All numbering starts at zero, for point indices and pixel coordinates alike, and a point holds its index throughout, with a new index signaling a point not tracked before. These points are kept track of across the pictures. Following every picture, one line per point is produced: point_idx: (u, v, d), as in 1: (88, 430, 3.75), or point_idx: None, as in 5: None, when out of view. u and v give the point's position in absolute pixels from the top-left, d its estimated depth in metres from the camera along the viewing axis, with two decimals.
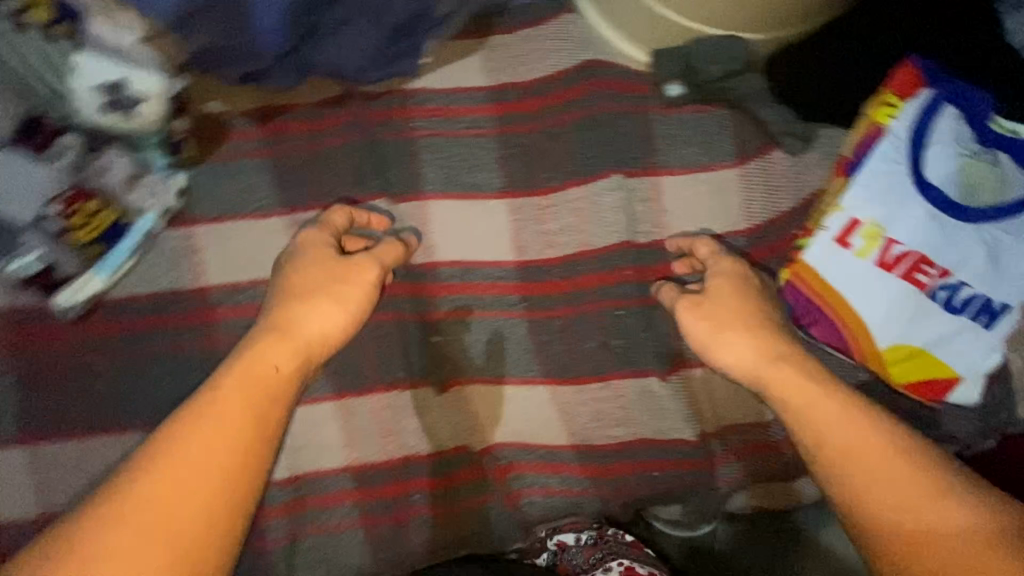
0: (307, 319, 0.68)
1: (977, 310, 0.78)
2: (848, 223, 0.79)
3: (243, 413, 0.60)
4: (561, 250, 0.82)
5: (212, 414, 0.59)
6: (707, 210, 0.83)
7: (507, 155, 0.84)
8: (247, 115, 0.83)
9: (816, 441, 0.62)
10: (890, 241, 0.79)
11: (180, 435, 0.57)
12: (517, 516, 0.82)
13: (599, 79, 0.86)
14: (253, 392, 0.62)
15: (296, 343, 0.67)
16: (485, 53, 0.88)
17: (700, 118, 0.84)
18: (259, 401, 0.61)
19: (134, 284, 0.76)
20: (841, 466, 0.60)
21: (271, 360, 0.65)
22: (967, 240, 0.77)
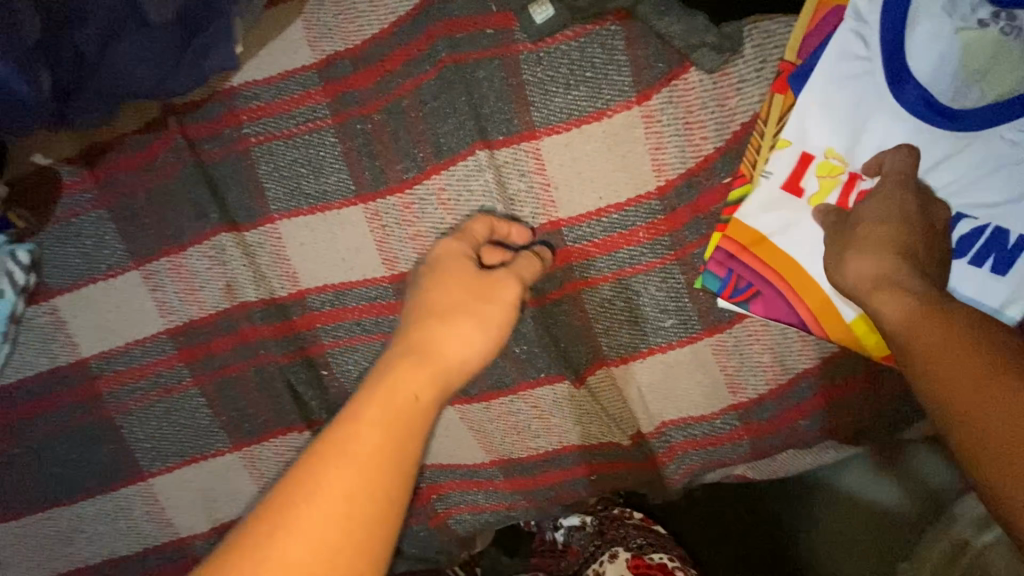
0: (448, 343, 0.52)
1: (984, 251, 0.56)
2: (795, 160, 0.59)
3: (384, 445, 0.43)
4: None
5: (360, 437, 0.43)
6: (605, 172, 0.64)
7: (352, 150, 0.69)
8: (73, 162, 0.74)
9: (967, 434, 0.38)
10: (854, 175, 0.58)
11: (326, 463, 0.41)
12: (452, 531, 0.79)
13: (442, 20, 0.66)
14: (405, 417, 0.45)
15: (429, 366, 0.49)
16: (306, 17, 0.70)
17: (579, 48, 0.63)
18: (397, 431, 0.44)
19: (17, 370, 0.75)
20: (1011, 477, 0.36)
21: (408, 385, 0.47)
22: (965, 155, 0.55)
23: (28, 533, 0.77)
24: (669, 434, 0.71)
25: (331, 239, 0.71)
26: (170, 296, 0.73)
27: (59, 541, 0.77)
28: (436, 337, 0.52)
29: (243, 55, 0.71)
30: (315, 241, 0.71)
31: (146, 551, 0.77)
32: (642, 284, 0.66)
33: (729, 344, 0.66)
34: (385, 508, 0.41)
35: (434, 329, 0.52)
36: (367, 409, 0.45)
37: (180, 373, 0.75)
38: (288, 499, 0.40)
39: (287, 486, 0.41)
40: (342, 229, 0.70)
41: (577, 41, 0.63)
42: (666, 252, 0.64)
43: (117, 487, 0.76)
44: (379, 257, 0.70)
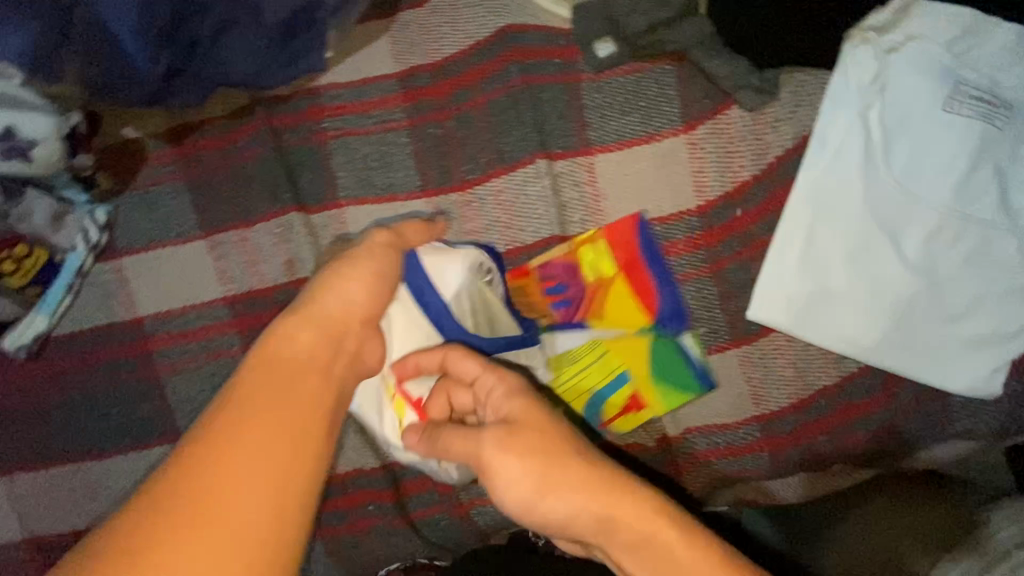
0: (334, 297, 0.57)
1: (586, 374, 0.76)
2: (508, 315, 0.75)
3: (313, 395, 0.49)
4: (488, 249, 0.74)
5: (255, 395, 0.47)
6: (652, 188, 0.71)
7: (422, 150, 0.76)
8: (160, 138, 0.82)
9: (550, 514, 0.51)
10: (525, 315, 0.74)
11: (235, 409, 0.46)
12: (471, 526, 0.78)
13: (517, 47, 0.75)
14: (302, 369, 0.50)
15: (321, 340, 0.53)
16: (393, 35, 0.79)
17: (635, 81, 0.72)
18: (307, 422, 0.47)
19: (76, 321, 0.78)
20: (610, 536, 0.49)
21: (288, 339, 0.52)
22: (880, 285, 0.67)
23: (53, 483, 0.77)
24: (693, 441, 0.74)
25: (393, 227, 0.77)
26: (234, 266, 0.78)
27: (82, 496, 0.77)
28: (329, 309, 0.56)
29: (331, 60, 0.80)
30: (377, 228, 0.77)
31: None
32: (679, 292, 0.71)
33: (754, 357, 0.71)
34: (295, 493, 0.43)
35: (319, 303, 0.56)
36: (249, 377, 0.48)
37: (230, 340, 0.78)
38: (190, 486, 0.41)
39: (234, 432, 0.44)
40: (404, 219, 0.77)
41: (634, 76, 0.72)
42: (702, 265, 0.71)
43: (150, 446, 0.78)
44: None
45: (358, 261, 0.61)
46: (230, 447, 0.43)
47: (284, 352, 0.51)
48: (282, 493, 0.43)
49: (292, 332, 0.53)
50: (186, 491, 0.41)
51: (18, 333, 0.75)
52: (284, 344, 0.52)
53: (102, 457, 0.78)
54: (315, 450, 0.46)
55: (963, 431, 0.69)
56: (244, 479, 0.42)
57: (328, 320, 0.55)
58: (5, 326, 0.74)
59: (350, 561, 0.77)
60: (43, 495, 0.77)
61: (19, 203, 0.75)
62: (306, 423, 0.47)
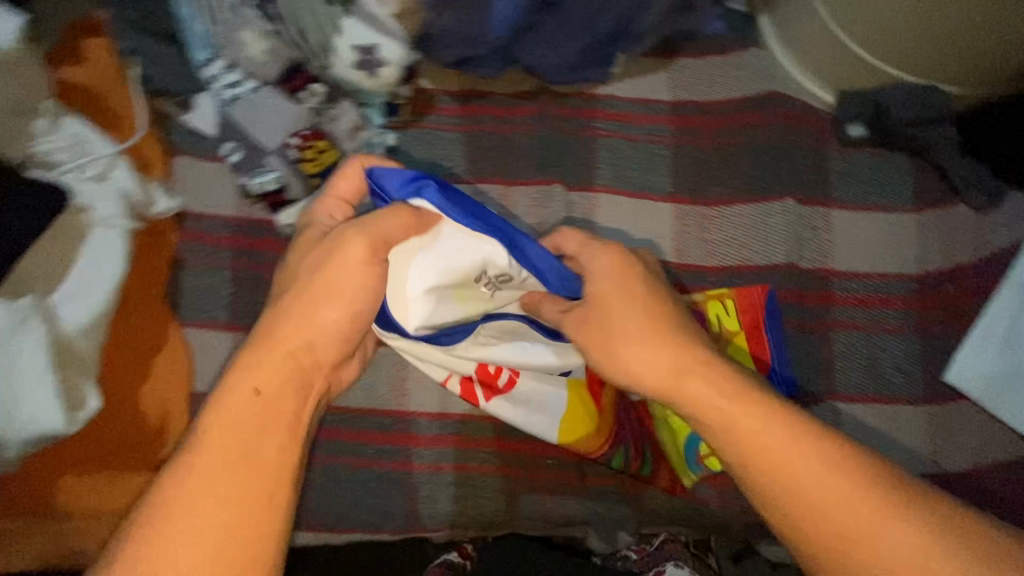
0: (294, 307, 0.58)
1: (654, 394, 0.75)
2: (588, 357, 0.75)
3: (274, 451, 0.54)
4: (722, 260, 0.84)
5: (218, 437, 0.53)
6: (878, 249, 0.83)
7: (680, 165, 0.89)
8: (450, 94, 0.94)
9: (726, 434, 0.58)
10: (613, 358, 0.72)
11: (178, 490, 0.51)
12: (637, 504, 0.83)
13: (779, 109, 0.90)
14: (263, 429, 0.54)
15: (295, 364, 0.57)
16: (671, 72, 0.94)
17: (878, 162, 0.86)
18: (264, 420, 0.55)
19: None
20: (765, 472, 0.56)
21: (246, 395, 0.55)
22: None
23: None
24: None
25: (639, 220, 0.87)
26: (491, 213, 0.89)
27: None
28: (270, 340, 0.57)
29: (615, 76, 0.94)
30: (625, 216, 0.88)
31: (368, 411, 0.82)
32: (888, 342, 0.81)
33: (941, 417, 0.79)
34: (264, 521, 0.52)
35: (294, 327, 0.58)
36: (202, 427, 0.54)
37: None
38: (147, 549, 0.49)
39: (163, 507, 0.50)
40: (652, 216, 0.87)
41: (875, 158, 0.87)
42: (911, 323, 0.81)
43: None
44: (672, 246, 0.86)
45: (319, 273, 0.58)
46: (172, 501, 0.50)
47: (233, 397, 0.55)
48: (235, 521, 0.51)
49: (252, 382, 0.56)
50: (141, 538, 0.49)
51: (292, 212, 0.84)
52: (230, 395, 0.55)
53: None
54: (260, 489, 0.52)
55: None
56: (195, 487, 0.51)
57: (303, 338, 0.58)
58: (288, 202, 0.83)
59: (521, 506, 0.81)
60: None
61: (335, 108, 0.85)
62: (244, 471, 0.53)
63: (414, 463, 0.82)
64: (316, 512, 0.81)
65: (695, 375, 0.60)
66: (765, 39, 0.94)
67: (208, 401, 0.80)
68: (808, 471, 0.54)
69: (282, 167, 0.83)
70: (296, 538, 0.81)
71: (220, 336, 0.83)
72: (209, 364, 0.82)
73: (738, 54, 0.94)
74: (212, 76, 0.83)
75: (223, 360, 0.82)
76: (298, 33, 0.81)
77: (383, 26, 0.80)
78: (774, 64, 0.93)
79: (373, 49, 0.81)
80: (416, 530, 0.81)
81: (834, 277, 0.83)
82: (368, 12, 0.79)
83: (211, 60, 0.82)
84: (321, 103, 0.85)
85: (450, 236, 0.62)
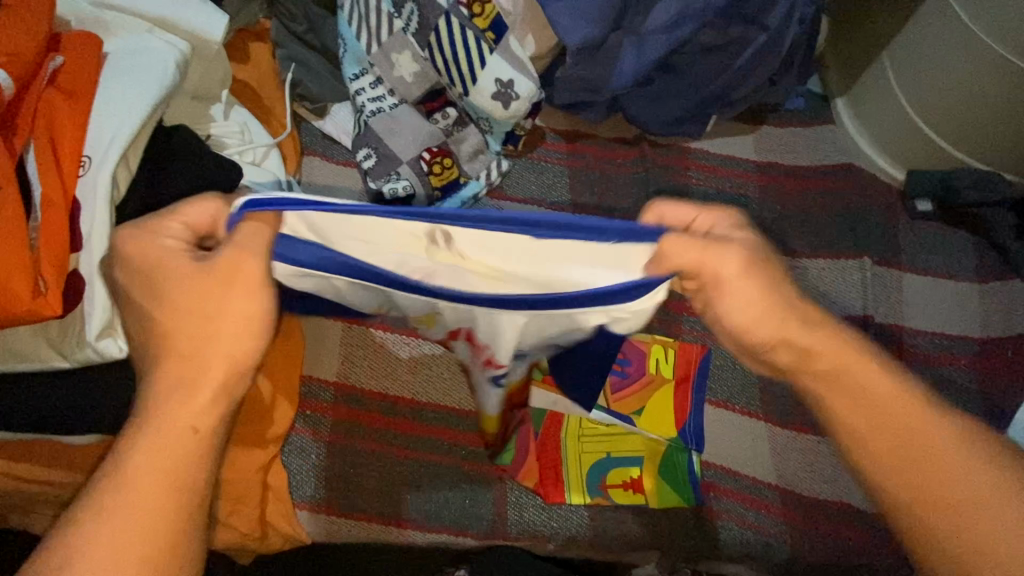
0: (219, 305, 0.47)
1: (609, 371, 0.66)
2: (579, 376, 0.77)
3: (174, 458, 0.45)
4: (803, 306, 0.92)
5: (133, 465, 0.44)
6: (943, 311, 0.92)
7: (766, 217, 0.98)
8: (558, 133, 1.05)
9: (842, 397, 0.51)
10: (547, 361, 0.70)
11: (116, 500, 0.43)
12: (711, 536, 0.84)
13: (854, 179, 1.01)
14: (181, 447, 0.45)
15: (185, 372, 0.47)
16: (755, 136, 1.06)
17: (945, 234, 0.96)
18: (184, 447, 0.45)
19: None
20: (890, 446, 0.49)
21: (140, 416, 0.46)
22: None
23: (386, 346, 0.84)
24: None
25: None
26: None
27: (402, 367, 0.84)
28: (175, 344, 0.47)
29: (706, 134, 1.05)
30: None
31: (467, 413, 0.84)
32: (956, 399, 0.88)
33: None
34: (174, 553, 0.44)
35: (181, 323, 0.47)
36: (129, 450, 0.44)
37: None
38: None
39: (82, 523, 0.42)
40: None
41: (941, 232, 0.96)
42: (975, 384, 0.88)
43: None
44: None
45: (224, 283, 0.46)
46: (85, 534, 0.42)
47: (169, 410, 0.46)
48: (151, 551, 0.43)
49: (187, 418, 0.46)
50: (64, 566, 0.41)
51: None
52: (161, 389, 0.46)
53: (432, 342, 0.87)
54: (174, 519, 0.44)
55: None
56: (114, 509, 0.43)
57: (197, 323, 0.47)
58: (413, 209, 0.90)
59: (601, 523, 0.83)
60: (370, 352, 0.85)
61: (464, 131, 0.94)
62: (147, 514, 0.43)
63: (504, 471, 0.83)
64: (372, 505, 0.79)
65: (834, 334, 0.52)
66: (841, 118, 1.06)
67: (314, 386, 0.82)
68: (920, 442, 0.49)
69: (413, 176, 0.90)
70: (368, 534, 0.78)
71: (335, 325, 0.84)
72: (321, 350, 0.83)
73: (817, 127, 1.06)
74: (359, 89, 0.92)
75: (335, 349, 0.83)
76: (446, 62, 0.90)
77: (522, 66, 0.90)
78: (849, 140, 1.04)
79: (510, 84, 0.90)
80: (499, 538, 0.80)
81: (905, 331, 0.91)
82: (512, 52, 0.89)
83: (362, 74, 0.91)
84: (452, 125, 0.94)
85: (321, 233, 0.48)
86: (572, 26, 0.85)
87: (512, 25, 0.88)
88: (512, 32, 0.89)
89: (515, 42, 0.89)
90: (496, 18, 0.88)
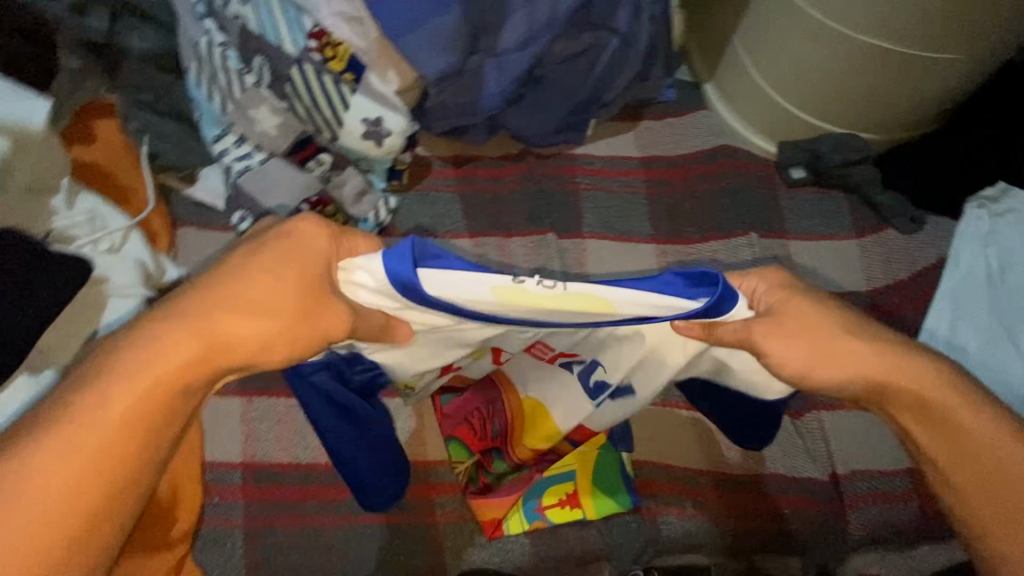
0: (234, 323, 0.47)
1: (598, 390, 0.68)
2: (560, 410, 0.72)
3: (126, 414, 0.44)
4: None
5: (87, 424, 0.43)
6: (831, 271, 0.96)
7: (655, 211, 1.01)
8: (443, 160, 1.04)
9: (943, 432, 0.57)
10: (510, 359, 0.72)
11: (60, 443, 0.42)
12: (653, 533, 0.84)
13: (732, 159, 1.05)
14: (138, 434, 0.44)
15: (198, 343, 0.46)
16: (636, 132, 1.09)
17: (820, 198, 1.01)
18: (152, 421, 0.45)
19: None
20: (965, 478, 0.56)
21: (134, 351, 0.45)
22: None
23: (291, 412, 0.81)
24: (858, 483, 0.88)
25: (626, 261, 0.98)
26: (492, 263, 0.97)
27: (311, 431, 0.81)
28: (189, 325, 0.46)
29: (589, 137, 1.07)
30: (612, 257, 0.98)
31: None
32: None
33: None
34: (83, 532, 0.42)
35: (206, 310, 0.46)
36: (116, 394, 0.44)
37: None
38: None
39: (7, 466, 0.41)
40: (635, 256, 0.98)
41: (817, 195, 1.01)
42: None
43: (390, 395, 0.84)
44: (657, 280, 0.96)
45: (295, 293, 0.48)
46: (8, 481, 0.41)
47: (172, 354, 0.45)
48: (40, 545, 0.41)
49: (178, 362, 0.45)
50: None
51: None
52: (162, 352, 0.45)
53: None
54: (98, 503, 0.43)
55: None
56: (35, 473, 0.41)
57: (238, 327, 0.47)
58: None
59: (545, 545, 0.82)
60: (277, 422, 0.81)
61: (342, 175, 0.92)
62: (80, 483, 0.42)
63: (436, 515, 0.81)
64: None
65: (878, 347, 0.56)
66: (712, 102, 1.10)
67: (221, 470, 0.78)
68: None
69: None
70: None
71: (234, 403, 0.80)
72: (221, 431, 0.79)
73: (691, 115, 1.10)
74: (224, 150, 0.89)
75: (236, 427, 0.79)
76: (308, 110, 0.88)
77: (388, 101, 0.89)
78: (722, 122, 1.09)
79: (378, 121, 0.89)
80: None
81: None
82: (374, 90, 0.88)
83: (223, 136, 0.88)
84: (329, 171, 0.92)
85: (446, 283, 0.54)
86: (428, 57, 0.84)
87: (369, 63, 0.87)
88: (370, 70, 0.87)
89: (376, 79, 0.88)
90: (351, 58, 0.87)
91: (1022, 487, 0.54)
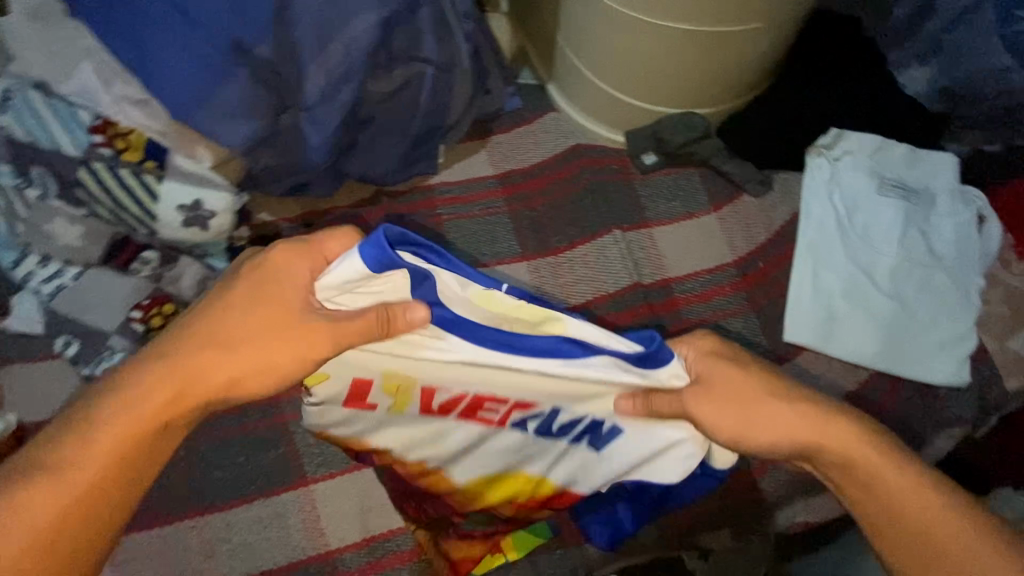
0: (236, 339, 0.57)
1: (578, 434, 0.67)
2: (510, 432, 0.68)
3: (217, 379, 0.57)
4: (580, 298, 0.94)
5: (145, 408, 0.54)
6: (697, 250, 0.97)
7: (520, 227, 0.99)
8: (291, 222, 0.97)
9: (867, 481, 0.60)
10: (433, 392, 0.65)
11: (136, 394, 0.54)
12: (580, 556, 0.83)
13: (585, 157, 1.04)
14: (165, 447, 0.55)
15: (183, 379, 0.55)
16: (489, 149, 1.06)
17: (675, 178, 1.02)
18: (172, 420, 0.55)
19: None
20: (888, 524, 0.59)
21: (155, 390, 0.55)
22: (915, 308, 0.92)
23: (174, 539, 0.76)
24: None
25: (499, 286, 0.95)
26: None
27: (197, 555, 0.76)
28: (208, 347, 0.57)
29: (441, 165, 1.04)
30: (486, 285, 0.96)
31: (289, 566, 0.76)
32: (731, 323, 0.93)
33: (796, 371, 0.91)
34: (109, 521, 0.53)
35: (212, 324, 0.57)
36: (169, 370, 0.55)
37: None
38: (87, 458, 0.52)
39: (57, 448, 0.52)
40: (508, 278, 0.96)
41: (672, 176, 1.02)
42: (745, 304, 0.95)
43: (275, 491, 0.80)
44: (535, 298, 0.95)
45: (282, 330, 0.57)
46: (61, 464, 0.51)
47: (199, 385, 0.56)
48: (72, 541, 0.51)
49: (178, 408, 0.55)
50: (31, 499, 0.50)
51: None
52: (150, 381, 0.55)
53: (225, 510, 0.78)
54: (113, 499, 0.53)
55: (954, 418, 0.89)
56: (71, 468, 0.51)
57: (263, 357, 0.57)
58: None
59: None
60: (156, 555, 0.75)
61: (175, 268, 0.85)
62: (96, 497, 0.52)
63: None
64: None
65: (793, 406, 0.62)
66: (557, 102, 1.09)
67: None
68: (937, 522, 0.57)
69: (130, 344, 0.79)
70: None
71: None
72: None
73: (538, 120, 1.08)
74: (29, 274, 0.81)
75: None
76: (112, 210, 0.81)
77: (202, 181, 0.82)
78: (569, 122, 1.08)
79: (198, 204, 0.83)
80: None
81: (673, 284, 0.95)
82: (184, 172, 0.81)
83: (23, 259, 0.81)
84: (159, 267, 0.84)
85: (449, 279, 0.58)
86: (230, 128, 0.78)
87: (167, 145, 0.80)
88: (172, 152, 0.80)
89: (181, 160, 0.80)
90: (146, 145, 0.80)
91: (941, 526, 0.57)
